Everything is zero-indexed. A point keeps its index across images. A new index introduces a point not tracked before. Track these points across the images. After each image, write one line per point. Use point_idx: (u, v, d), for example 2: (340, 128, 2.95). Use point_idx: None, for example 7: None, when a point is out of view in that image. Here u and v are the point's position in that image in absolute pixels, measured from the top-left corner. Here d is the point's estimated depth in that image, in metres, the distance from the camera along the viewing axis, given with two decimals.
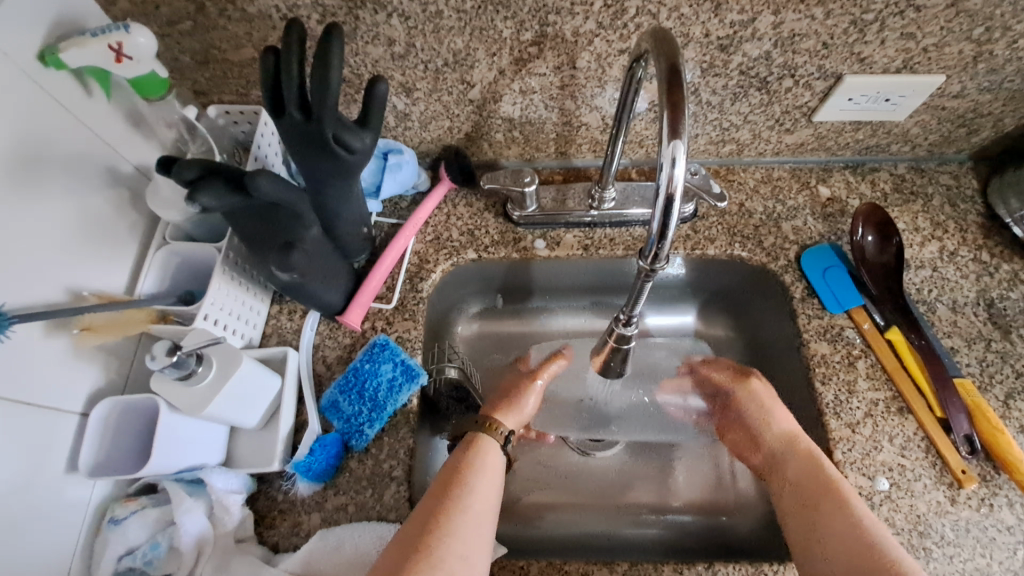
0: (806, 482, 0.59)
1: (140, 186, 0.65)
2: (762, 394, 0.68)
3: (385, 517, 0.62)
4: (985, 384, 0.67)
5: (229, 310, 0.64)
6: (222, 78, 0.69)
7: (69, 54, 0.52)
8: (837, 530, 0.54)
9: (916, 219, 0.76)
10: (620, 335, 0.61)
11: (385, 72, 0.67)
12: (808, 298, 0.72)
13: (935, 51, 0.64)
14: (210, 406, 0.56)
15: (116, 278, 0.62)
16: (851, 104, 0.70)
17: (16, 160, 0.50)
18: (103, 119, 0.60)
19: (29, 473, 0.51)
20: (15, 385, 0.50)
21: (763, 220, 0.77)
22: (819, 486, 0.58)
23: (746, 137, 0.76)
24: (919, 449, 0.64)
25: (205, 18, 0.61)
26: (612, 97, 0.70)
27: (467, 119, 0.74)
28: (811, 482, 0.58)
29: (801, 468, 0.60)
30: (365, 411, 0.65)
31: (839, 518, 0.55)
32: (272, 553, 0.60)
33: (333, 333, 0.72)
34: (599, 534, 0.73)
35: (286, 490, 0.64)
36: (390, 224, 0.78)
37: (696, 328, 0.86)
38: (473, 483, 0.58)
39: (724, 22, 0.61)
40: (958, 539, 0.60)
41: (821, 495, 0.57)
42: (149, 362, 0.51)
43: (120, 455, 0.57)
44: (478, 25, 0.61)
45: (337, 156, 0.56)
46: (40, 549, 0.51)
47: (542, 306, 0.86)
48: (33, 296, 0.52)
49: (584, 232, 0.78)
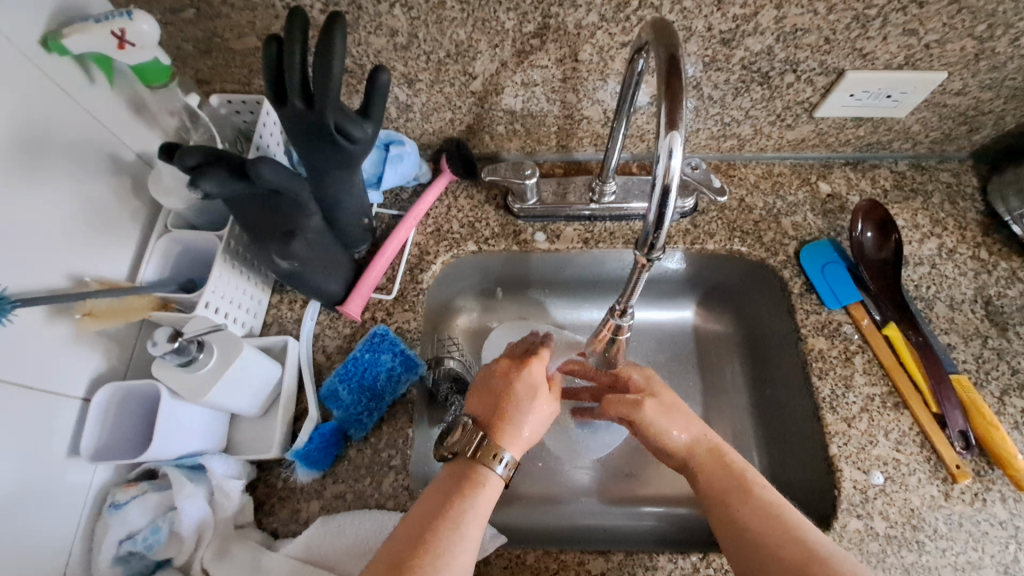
0: (716, 474, 0.55)
1: (142, 173, 0.65)
2: (664, 398, 0.60)
3: (384, 505, 0.62)
4: (981, 381, 0.68)
5: (230, 298, 0.65)
6: (225, 67, 0.69)
7: (71, 40, 0.52)
8: (745, 518, 0.51)
9: (916, 216, 0.77)
10: (615, 326, 0.62)
11: (388, 62, 0.67)
12: (806, 293, 0.72)
13: (937, 47, 0.64)
14: (211, 392, 0.56)
15: (118, 265, 0.62)
16: (852, 100, 0.70)
17: (18, 144, 0.50)
18: (105, 106, 0.60)
19: (30, 457, 0.51)
20: (17, 368, 0.50)
21: (763, 215, 0.77)
22: (727, 481, 0.54)
23: (747, 132, 0.77)
24: (914, 444, 0.65)
25: (208, 6, 0.61)
26: (613, 91, 0.70)
27: (468, 111, 0.74)
28: (722, 476, 0.55)
29: (706, 459, 0.56)
30: (365, 400, 0.65)
31: (748, 514, 0.51)
32: (271, 540, 0.60)
33: (333, 323, 0.72)
34: (595, 525, 0.74)
35: (285, 478, 0.64)
36: (390, 216, 0.79)
37: (694, 323, 0.86)
38: (463, 523, 0.49)
39: (726, 16, 0.61)
40: (951, 532, 0.60)
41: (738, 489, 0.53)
42: (152, 348, 0.52)
43: (121, 441, 0.57)
44: (481, 16, 0.61)
45: (339, 146, 0.56)
46: (41, 532, 0.51)
47: (541, 300, 0.86)
48: (35, 281, 0.52)
49: (584, 225, 0.79)
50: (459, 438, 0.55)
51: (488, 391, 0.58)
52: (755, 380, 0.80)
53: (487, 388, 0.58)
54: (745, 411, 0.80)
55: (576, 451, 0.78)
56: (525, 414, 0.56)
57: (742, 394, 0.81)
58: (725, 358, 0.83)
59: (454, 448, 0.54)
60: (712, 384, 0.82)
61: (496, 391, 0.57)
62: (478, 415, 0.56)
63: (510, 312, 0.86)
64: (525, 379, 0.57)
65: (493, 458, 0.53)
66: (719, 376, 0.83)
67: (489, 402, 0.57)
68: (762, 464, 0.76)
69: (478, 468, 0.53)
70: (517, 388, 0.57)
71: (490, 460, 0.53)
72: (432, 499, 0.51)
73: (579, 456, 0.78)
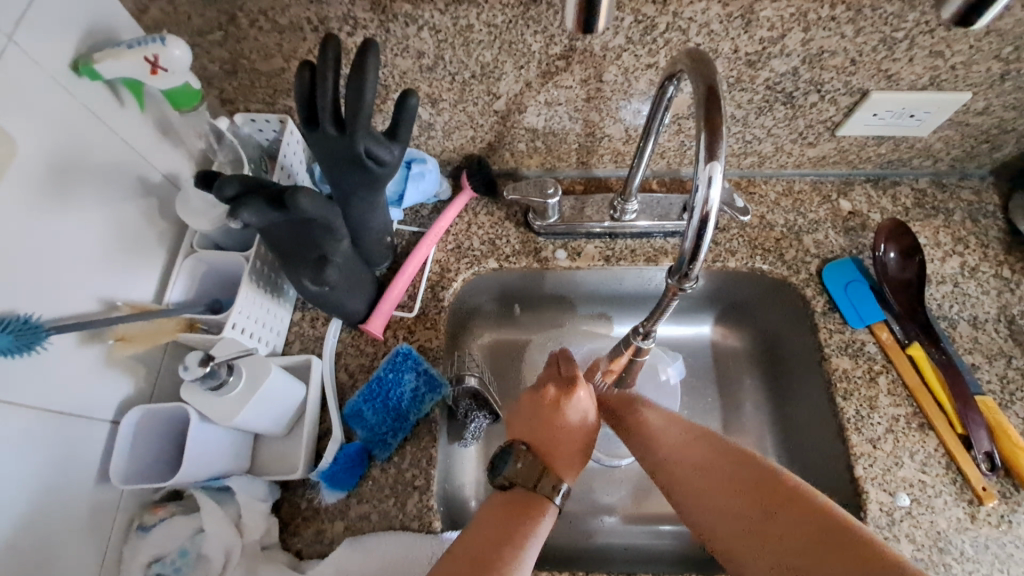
0: (697, 467, 0.56)
1: (169, 194, 0.65)
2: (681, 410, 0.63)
3: (409, 526, 0.62)
4: (1006, 402, 0.67)
5: (256, 318, 0.65)
6: (249, 87, 0.69)
7: (104, 65, 0.52)
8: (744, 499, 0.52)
9: (938, 234, 0.77)
10: (637, 348, 0.65)
11: (413, 83, 0.67)
12: (829, 312, 0.72)
13: (964, 69, 0.64)
14: (239, 415, 0.56)
15: (145, 286, 0.62)
16: (876, 119, 0.70)
17: (50, 171, 0.50)
18: (135, 129, 0.60)
19: (61, 482, 0.51)
20: (50, 394, 0.51)
21: (784, 232, 0.77)
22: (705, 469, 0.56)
23: (768, 149, 0.77)
24: (939, 465, 0.64)
25: (237, 29, 0.61)
26: (636, 110, 0.70)
27: (490, 129, 0.74)
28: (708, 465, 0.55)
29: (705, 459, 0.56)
30: (389, 420, 0.65)
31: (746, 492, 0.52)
32: (296, 561, 0.60)
33: (355, 341, 0.72)
34: (617, 544, 0.74)
35: (309, 498, 0.64)
36: (411, 233, 0.79)
37: (713, 339, 0.86)
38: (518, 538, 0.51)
39: (753, 38, 0.61)
40: (978, 555, 0.60)
41: (728, 469, 0.54)
42: (183, 373, 0.52)
43: (148, 466, 0.57)
44: (508, 39, 0.61)
45: (367, 169, 0.56)
46: (72, 556, 0.52)
47: (556, 315, 0.86)
48: (66, 306, 0.53)
49: (604, 242, 0.79)
50: (522, 467, 0.56)
51: (534, 425, 0.58)
52: (776, 398, 0.80)
53: (529, 415, 0.59)
54: (765, 428, 0.80)
55: (596, 468, 0.78)
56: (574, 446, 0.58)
57: (762, 410, 0.81)
58: (744, 374, 0.83)
59: (517, 479, 0.55)
60: (731, 401, 0.82)
61: (549, 426, 0.58)
62: (529, 443, 0.58)
63: (526, 327, 0.86)
64: (573, 406, 0.59)
65: (554, 489, 0.55)
66: (738, 393, 0.83)
67: (541, 440, 0.58)
68: None
69: (539, 500, 0.54)
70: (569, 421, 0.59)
71: (549, 491, 0.55)
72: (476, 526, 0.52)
73: (600, 473, 0.78)
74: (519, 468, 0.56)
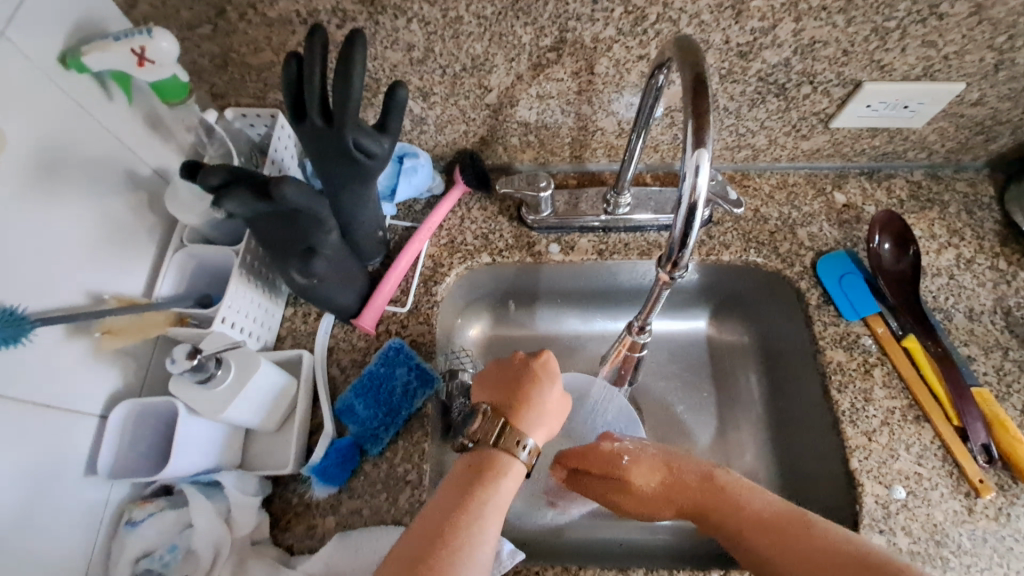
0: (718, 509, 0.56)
1: (158, 189, 0.65)
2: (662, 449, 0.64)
3: (401, 521, 0.62)
4: (1003, 394, 0.67)
5: (246, 312, 0.64)
6: (240, 82, 0.69)
7: (91, 58, 0.52)
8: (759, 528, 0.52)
9: (933, 226, 0.76)
10: (633, 343, 0.63)
11: (403, 76, 0.67)
12: (823, 305, 0.72)
13: (956, 58, 0.63)
14: (228, 410, 0.56)
15: (135, 281, 0.62)
16: (869, 110, 0.70)
17: (37, 164, 0.50)
18: (123, 123, 0.60)
19: (49, 478, 0.51)
20: (37, 387, 0.50)
21: (778, 226, 0.77)
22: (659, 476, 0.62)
23: (762, 142, 0.76)
24: (936, 458, 0.64)
25: (226, 22, 0.61)
26: (628, 103, 0.70)
27: (482, 123, 0.74)
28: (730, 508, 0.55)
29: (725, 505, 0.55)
30: (380, 415, 0.65)
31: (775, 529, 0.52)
32: (287, 557, 0.60)
33: (348, 336, 0.72)
34: (612, 539, 0.74)
35: (301, 494, 0.64)
36: (404, 228, 0.78)
37: (709, 334, 0.85)
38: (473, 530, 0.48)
39: (744, 29, 0.60)
40: (975, 548, 0.60)
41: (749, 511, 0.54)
42: (170, 366, 0.52)
43: (137, 460, 0.57)
44: (498, 31, 0.61)
45: (356, 161, 0.56)
46: (60, 551, 0.51)
47: (551, 312, 0.86)
48: (53, 299, 0.52)
49: (598, 236, 0.78)
50: (481, 426, 0.54)
51: (495, 395, 0.56)
52: (772, 391, 0.79)
53: (497, 379, 0.58)
54: (761, 422, 0.79)
55: None
56: (539, 404, 0.55)
57: (757, 404, 0.80)
58: (740, 369, 0.83)
59: (477, 436, 0.53)
60: (727, 396, 0.82)
61: (508, 389, 0.56)
62: (491, 404, 0.56)
63: (522, 324, 0.86)
64: (542, 364, 0.57)
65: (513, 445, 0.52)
66: (734, 387, 0.82)
67: (501, 401, 0.56)
68: (779, 476, 0.75)
69: (502, 455, 0.52)
70: (533, 387, 0.56)
71: (513, 447, 0.52)
72: (426, 514, 0.49)
73: None
74: (481, 425, 0.54)
